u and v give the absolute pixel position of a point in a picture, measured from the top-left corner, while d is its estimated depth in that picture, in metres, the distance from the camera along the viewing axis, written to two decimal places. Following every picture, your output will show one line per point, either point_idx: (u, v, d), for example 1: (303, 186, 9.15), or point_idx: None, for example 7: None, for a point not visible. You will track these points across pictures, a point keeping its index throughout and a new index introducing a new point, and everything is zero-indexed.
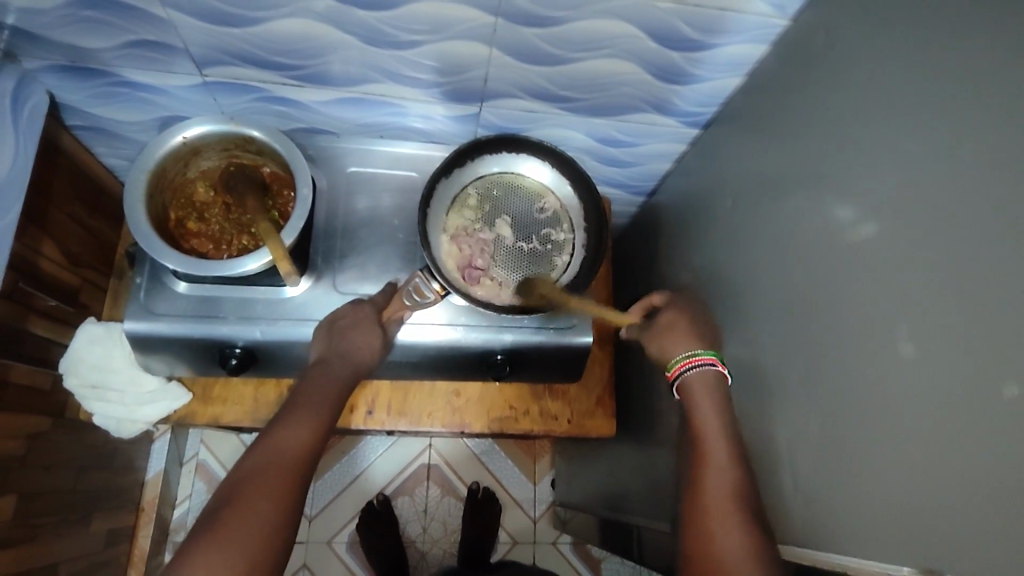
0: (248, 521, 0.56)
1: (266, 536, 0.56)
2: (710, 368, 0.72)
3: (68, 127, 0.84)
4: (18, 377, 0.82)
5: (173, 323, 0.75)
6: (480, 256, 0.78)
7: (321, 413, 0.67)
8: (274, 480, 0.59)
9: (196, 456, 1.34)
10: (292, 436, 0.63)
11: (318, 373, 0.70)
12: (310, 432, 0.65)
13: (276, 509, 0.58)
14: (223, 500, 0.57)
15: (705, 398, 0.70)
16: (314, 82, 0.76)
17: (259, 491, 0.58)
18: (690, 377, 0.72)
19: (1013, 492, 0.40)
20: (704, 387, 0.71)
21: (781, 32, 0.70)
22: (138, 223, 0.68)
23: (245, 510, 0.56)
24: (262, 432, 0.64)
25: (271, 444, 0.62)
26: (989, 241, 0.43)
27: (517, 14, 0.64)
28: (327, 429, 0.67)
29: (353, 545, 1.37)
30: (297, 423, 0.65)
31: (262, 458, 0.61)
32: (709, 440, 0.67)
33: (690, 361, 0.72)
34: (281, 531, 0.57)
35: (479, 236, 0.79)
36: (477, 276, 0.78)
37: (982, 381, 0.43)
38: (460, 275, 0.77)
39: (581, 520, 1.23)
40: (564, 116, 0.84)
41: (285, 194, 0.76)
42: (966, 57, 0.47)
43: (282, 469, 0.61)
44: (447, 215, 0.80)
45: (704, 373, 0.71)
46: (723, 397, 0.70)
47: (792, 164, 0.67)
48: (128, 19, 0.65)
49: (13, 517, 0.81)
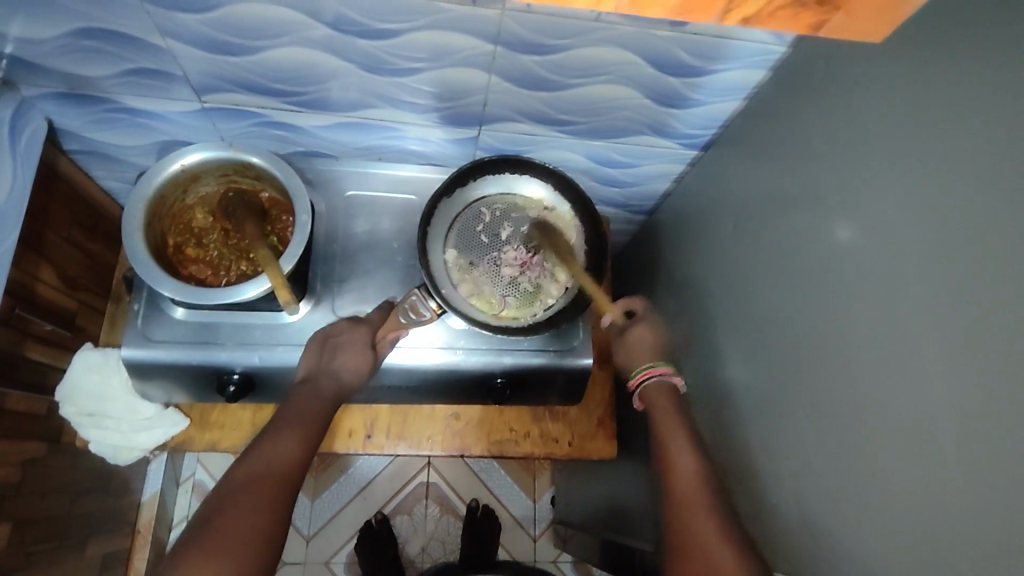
0: (238, 529, 0.54)
1: (257, 544, 0.54)
2: (669, 378, 0.73)
3: (66, 151, 0.84)
4: (13, 404, 0.81)
5: (170, 349, 0.75)
6: (481, 263, 0.79)
7: (310, 424, 0.66)
8: (266, 488, 0.58)
9: (193, 476, 1.33)
10: (282, 444, 0.62)
11: (306, 390, 0.69)
12: (301, 441, 0.64)
13: (266, 519, 0.56)
14: (213, 509, 0.56)
15: (665, 407, 0.71)
16: (312, 109, 0.77)
17: (251, 499, 0.57)
18: (650, 389, 0.73)
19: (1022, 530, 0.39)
20: (663, 395, 0.72)
21: (779, 59, 0.70)
22: (136, 252, 0.68)
23: (236, 520, 0.55)
24: (251, 444, 0.63)
25: (261, 455, 0.61)
26: (988, 273, 0.43)
27: (514, 42, 0.64)
28: (318, 440, 0.66)
29: (351, 566, 1.35)
30: (286, 433, 0.63)
31: (252, 467, 0.59)
32: (671, 442, 0.68)
33: (650, 371, 0.74)
34: (271, 542, 0.56)
35: (484, 245, 0.80)
36: (458, 256, 0.79)
37: (983, 414, 0.43)
38: (443, 248, 0.79)
39: (580, 540, 1.22)
40: (562, 139, 0.84)
41: (284, 219, 0.76)
42: (960, 94, 0.47)
43: (273, 480, 0.59)
44: (464, 200, 0.81)
45: (663, 382, 0.73)
46: (680, 407, 0.72)
47: (790, 192, 0.67)
48: (127, 48, 0.65)
49: (9, 543, 0.80)
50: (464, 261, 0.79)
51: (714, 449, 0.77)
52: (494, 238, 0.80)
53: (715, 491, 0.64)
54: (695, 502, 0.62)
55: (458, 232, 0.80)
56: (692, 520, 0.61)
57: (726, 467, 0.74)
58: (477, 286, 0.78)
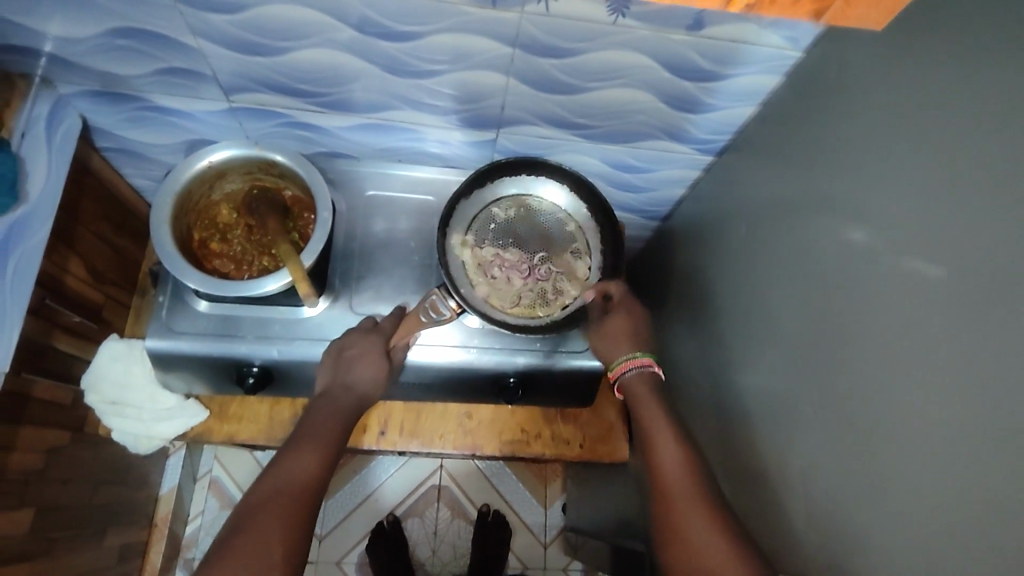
0: (259, 543, 0.55)
1: (275, 558, 0.55)
2: (648, 368, 0.75)
3: (98, 149, 0.87)
4: (40, 392, 0.83)
5: (192, 341, 0.77)
6: (495, 262, 0.80)
7: (330, 441, 0.67)
8: (286, 503, 0.59)
9: (210, 472, 1.35)
10: (301, 460, 0.63)
11: (322, 403, 0.71)
12: (319, 456, 0.65)
13: (285, 534, 0.57)
14: (239, 523, 0.57)
15: (644, 392, 0.72)
16: (335, 110, 0.79)
17: (271, 515, 0.58)
18: (629, 379, 0.74)
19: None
20: (643, 383, 0.74)
21: (794, 64, 0.70)
22: (163, 244, 0.70)
23: (256, 536, 0.56)
24: (271, 461, 0.64)
25: (281, 472, 0.62)
26: (1003, 272, 0.43)
27: (532, 45, 0.66)
28: (336, 455, 0.67)
29: (361, 567, 1.36)
30: (305, 450, 0.65)
31: (273, 483, 0.61)
32: (654, 433, 0.68)
33: (626, 364, 0.75)
34: (292, 555, 0.56)
35: (498, 247, 0.81)
36: (475, 258, 0.80)
37: (997, 412, 0.42)
38: (460, 251, 0.80)
39: (592, 547, 1.21)
40: (579, 142, 0.85)
41: (305, 217, 0.78)
42: (972, 96, 0.47)
43: (293, 495, 0.60)
44: (479, 205, 0.82)
45: (641, 372, 0.74)
46: (659, 394, 0.73)
47: (804, 195, 0.67)
48: (159, 48, 0.68)
49: (31, 528, 0.82)
50: (481, 264, 0.79)
51: (727, 453, 0.77)
52: (508, 240, 0.81)
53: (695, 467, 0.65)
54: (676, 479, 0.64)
55: (473, 235, 0.81)
56: (675, 496, 0.62)
57: (738, 470, 0.74)
58: (495, 287, 0.79)
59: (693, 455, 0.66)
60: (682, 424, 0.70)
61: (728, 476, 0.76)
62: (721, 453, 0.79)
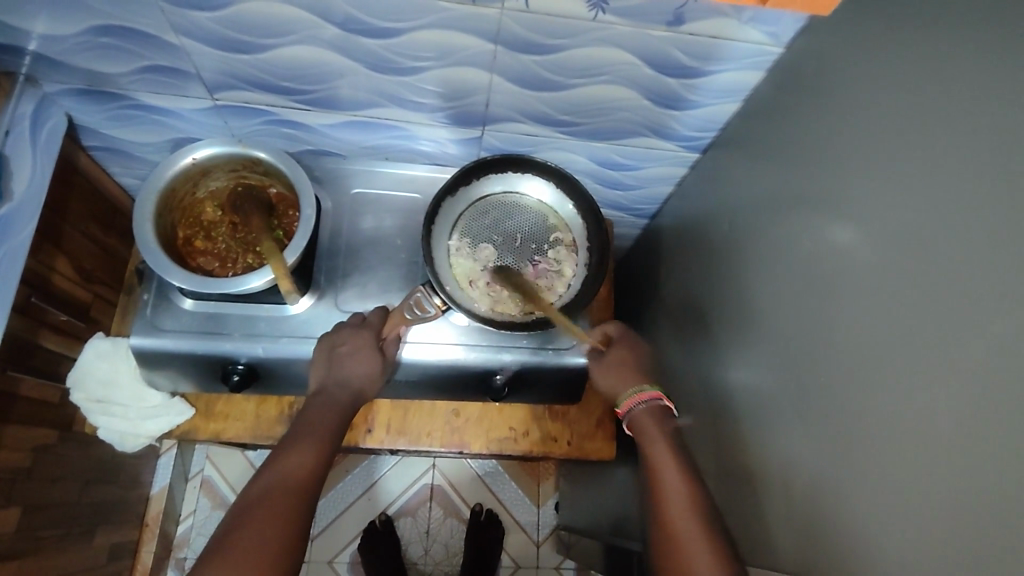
0: (255, 542, 0.56)
1: (272, 553, 0.56)
2: (658, 402, 0.72)
3: (85, 148, 0.87)
4: (28, 391, 0.84)
5: (178, 339, 0.77)
6: (487, 257, 0.80)
7: (325, 436, 0.67)
8: (283, 499, 0.59)
9: (201, 472, 1.34)
10: (298, 456, 0.64)
11: (318, 402, 0.70)
12: (316, 452, 0.65)
13: (281, 531, 0.57)
14: (238, 519, 0.57)
15: (653, 428, 0.70)
16: (320, 107, 0.79)
17: (268, 513, 0.58)
18: (636, 412, 0.72)
19: (1019, 526, 0.39)
20: (650, 417, 0.71)
21: (776, 60, 0.71)
22: (146, 242, 0.70)
23: (251, 534, 0.56)
24: (267, 458, 0.64)
25: (278, 468, 0.62)
26: (985, 265, 0.43)
27: (516, 42, 0.66)
28: (331, 450, 0.67)
29: (354, 566, 1.36)
30: (302, 447, 0.65)
31: (270, 480, 0.61)
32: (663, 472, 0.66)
33: (639, 396, 0.73)
34: (290, 551, 0.57)
35: (492, 242, 0.81)
36: (469, 253, 0.80)
37: (979, 405, 0.42)
38: (454, 245, 0.80)
39: (584, 547, 1.21)
40: (566, 140, 0.85)
41: (290, 215, 0.78)
42: (952, 91, 0.47)
43: (289, 490, 0.60)
44: (471, 200, 0.82)
45: (651, 406, 0.72)
46: (671, 430, 0.70)
47: (787, 191, 0.67)
48: (144, 46, 0.68)
49: (18, 527, 0.82)
50: (474, 257, 0.80)
51: (716, 450, 0.77)
52: (502, 236, 0.82)
53: (706, 511, 0.62)
54: (685, 522, 0.62)
55: (467, 230, 0.81)
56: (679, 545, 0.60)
57: (726, 466, 0.74)
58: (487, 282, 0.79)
59: (702, 494, 0.64)
60: (692, 461, 0.67)
61: (716, 473, 0.76)
62: (709, 451, 0.78)
